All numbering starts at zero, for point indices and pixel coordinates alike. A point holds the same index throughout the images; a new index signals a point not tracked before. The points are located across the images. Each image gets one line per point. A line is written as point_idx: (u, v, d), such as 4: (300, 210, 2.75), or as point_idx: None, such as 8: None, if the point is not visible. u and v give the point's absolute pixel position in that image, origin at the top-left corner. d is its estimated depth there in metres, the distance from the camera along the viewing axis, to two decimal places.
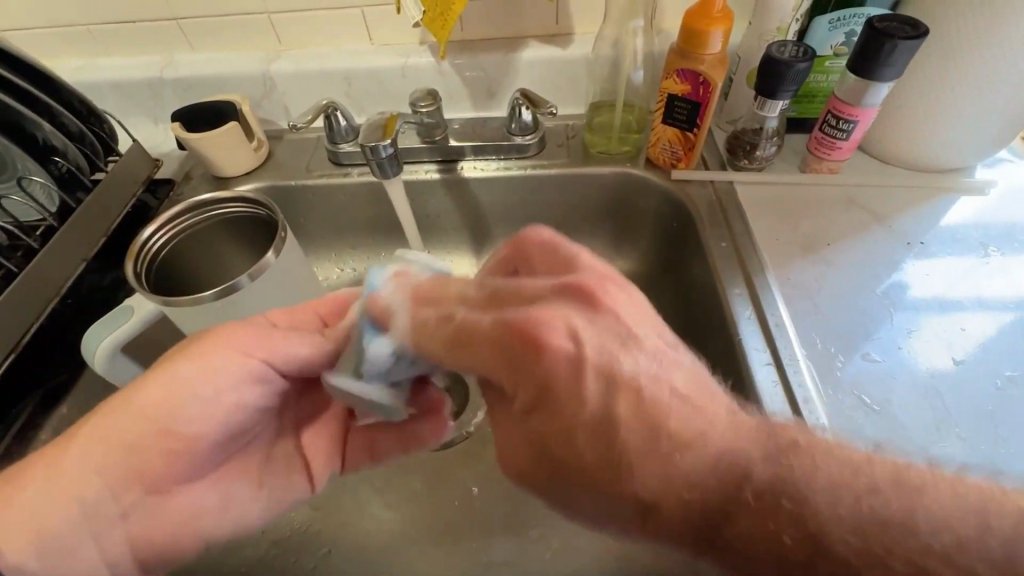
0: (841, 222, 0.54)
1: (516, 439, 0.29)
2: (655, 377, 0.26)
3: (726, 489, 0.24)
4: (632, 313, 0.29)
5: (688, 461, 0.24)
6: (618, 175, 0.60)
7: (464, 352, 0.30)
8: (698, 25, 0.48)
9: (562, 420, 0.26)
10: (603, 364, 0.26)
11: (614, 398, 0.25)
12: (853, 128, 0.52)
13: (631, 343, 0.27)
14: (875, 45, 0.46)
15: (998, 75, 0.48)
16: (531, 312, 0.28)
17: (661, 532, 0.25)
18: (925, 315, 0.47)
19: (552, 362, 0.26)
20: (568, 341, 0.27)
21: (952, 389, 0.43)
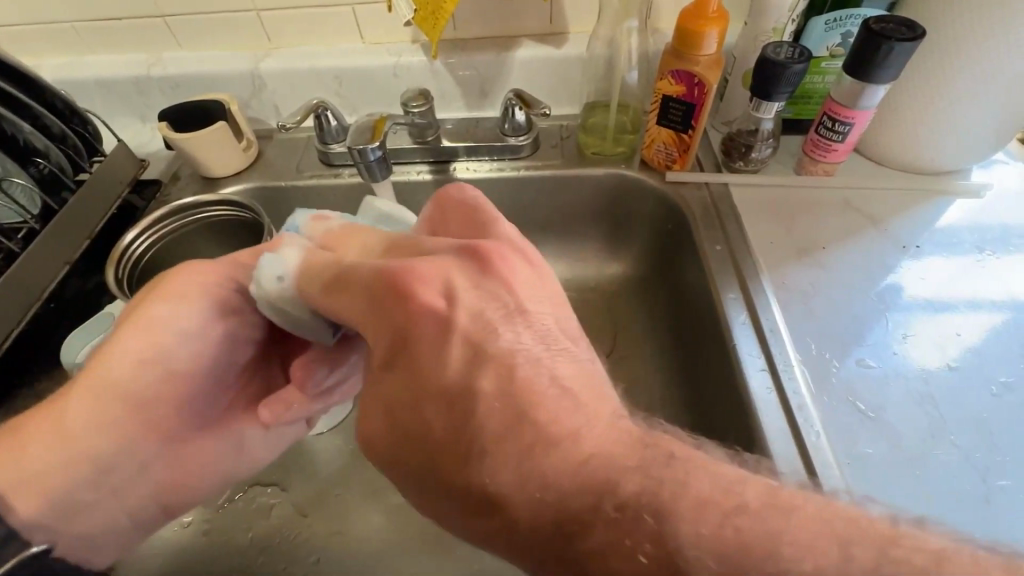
0: (836, 225, 0.54)
1: (380, 404, 0.27)
2: (537, 360, 0.24)
3: (552, 500, 0.22)
4: (531, 290, 0.27)
5: (550, 460, 0.22)
6: (610, 177, 0.60)
7: (339, 295, 0.30)
8: (693, 25, 0.47)
9: (418, 372, 0.25)
10: (475, 334, 0.25)
11: (477, 375, 0.24)
12: (848, 131, 0.52)
13: (516, 317, 0.26)
14: (872, 47, 0.45)
15: (995, 78, 0.48)
16: (407, 267, 0.27)
17: (503, 531, 0.23)
18: (922, 320, 0.47)
19: (420, 318, 0.26)
20: (442, 301, 0.26)
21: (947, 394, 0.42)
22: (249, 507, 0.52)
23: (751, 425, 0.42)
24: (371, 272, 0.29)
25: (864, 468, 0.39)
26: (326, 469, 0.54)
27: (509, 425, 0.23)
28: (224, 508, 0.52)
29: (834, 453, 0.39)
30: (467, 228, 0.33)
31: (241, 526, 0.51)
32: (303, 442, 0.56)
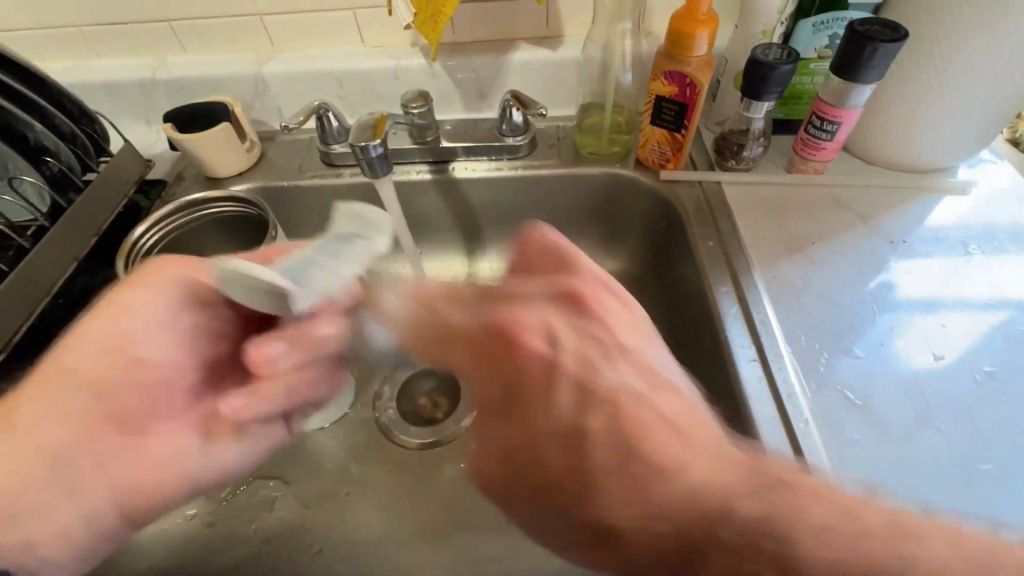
0: (826, 222, 0.55)
1: (489, 445, 0.30)
2: (636, 395, 0.29)
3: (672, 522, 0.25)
4: (631, 331, 0.33)
5: (662, 491, 0.26)
6: (606, 175, 0.61)
7: (450, 351, 0.34)
8: (683, 27, 0.49)
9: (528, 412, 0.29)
10: (578, 370, 0.30)
11: (586, 414, 0.28)
12: (836, 129, 0.53)
13: (615, 355, 0.31)
14: (857, 47, 0.47)
15: (979, 76, 0.49)
16: (511, 315, 0.32)
17: (622, 561, 0.27)
18: (911, 314, 0.48)
19: (528, 364, 0.30)
20: (545, 344, 0.31)
21: (931, 382, 0.44)
22: (252, 500, 0.53)
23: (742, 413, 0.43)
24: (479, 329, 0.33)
25: (851, 452, 0.40)
26: (328, 462, 0.55)
27: (620, 460, 0.26)
28: (227, 502, 0.53)
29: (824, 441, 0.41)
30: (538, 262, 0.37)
31: (244, 518, 0.52)
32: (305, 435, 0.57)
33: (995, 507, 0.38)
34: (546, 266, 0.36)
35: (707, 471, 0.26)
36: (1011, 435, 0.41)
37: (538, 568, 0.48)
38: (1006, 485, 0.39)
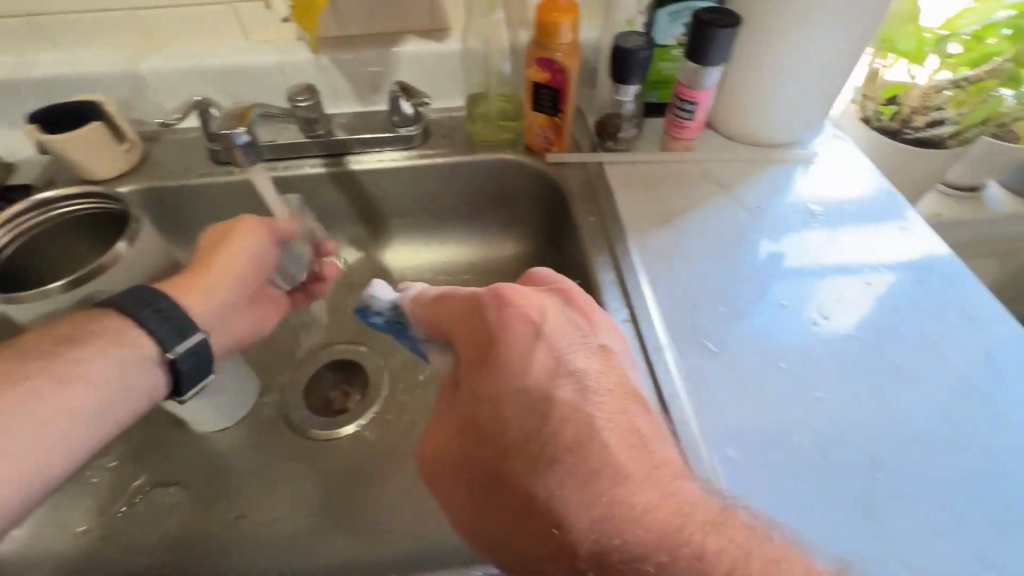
0: (696, 196, 0.60)
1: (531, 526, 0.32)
2: (572, 409, 0.32)
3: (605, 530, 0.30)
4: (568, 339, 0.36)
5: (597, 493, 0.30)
6: (497, 161, 0.63)
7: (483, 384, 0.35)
8: (548, 16, 0.51)
9: (489, 393, 0.34)
10: (547, 372, 0.34)
11: (509, 425, 0.33)
12: (695, 109, 0.58)
13: (560, 346, 0.35)
14: (701, 34, 0.52)
15: (809, 58, 0.55)
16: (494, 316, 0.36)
17: None
18: (764, 273, 0.54)
19: (499, 374, 0.35)
20: (524, 350, 0.35)
21: (780, 340, 0.49)
22: (149, 509, 0.52)
23: None
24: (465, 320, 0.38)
25: (702, 386, 0.46)
26: (232, 462, 0.55)
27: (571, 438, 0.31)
28: (123, 512, 0.51)
29: (682, 387, 0.46)
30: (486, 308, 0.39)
31: (140, 527, 0.50)
32: (208, 435, 0.56)
33: (816, 448, 0.43)
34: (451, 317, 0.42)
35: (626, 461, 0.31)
36: (839, 385, 0.46)
37: (446, 542, 0.49)
38: (828, 430, 0.44)
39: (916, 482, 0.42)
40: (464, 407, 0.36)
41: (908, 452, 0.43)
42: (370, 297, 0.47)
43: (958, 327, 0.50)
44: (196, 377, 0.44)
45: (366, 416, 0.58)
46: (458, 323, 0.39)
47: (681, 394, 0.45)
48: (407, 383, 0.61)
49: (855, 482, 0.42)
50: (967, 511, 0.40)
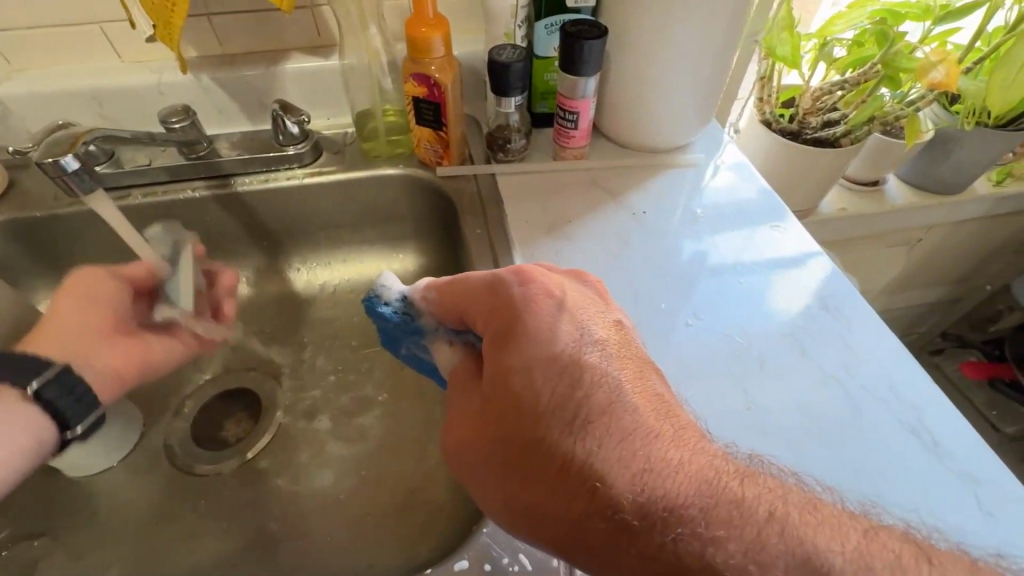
0: (584, 203, 0.61)
1: (562, 498, 0.31)
2: (597, 375, 0.34)
3: (640, 484, 0.31)
4: (591, 316, 0.37)
5: (642, 445, 0.32)
6: (388, 178, 0.63)
7: (521, 354, 0.34)
8: (418, 31, 0.51)
9: (519, 363, 0.34)
10: (569, 351, 0.34)
11: (551, 390, 0.33)
12: (577, 118, 0.59)
13: (566, 316, 0.36)
14: (570, 47, 0.53)
15: (681, 66, 0.57)
16: (524, 291, 0.37)
17: (655, 554, 0.30)
18: (646, 276, 0.55)
19: (520, 343, 0.34)
20: (550, 325, 0.35)
21: (696, 352, 0.49)
22: (10, 565, 0.48)
23: None
24: (489, 299, 0.38)
25: None
26: (110, 506, 0.52)
27: (607, 399, 0.33)
28: None
29: None
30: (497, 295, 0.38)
31: None
32: (81, 480, 0.53)
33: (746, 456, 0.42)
34: (452, 311, 0.42)
35: (647, 419, 0.33)
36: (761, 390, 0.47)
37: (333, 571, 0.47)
38: (753, 436, 0.44)
39: (844, 457, 0.43)
40: (492, 380, 0.35)
41: (833, 441, 0.44)
42: (380, 287, 0.48)
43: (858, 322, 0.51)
44: (82, 410, 0.44)
45: (258, 445, 0.56)
46: (475, 303, 0.39)
47: None
48: (303, 408, 0.59)
49: (806, 461, 0.43)
50: (892, 477, 0.42)
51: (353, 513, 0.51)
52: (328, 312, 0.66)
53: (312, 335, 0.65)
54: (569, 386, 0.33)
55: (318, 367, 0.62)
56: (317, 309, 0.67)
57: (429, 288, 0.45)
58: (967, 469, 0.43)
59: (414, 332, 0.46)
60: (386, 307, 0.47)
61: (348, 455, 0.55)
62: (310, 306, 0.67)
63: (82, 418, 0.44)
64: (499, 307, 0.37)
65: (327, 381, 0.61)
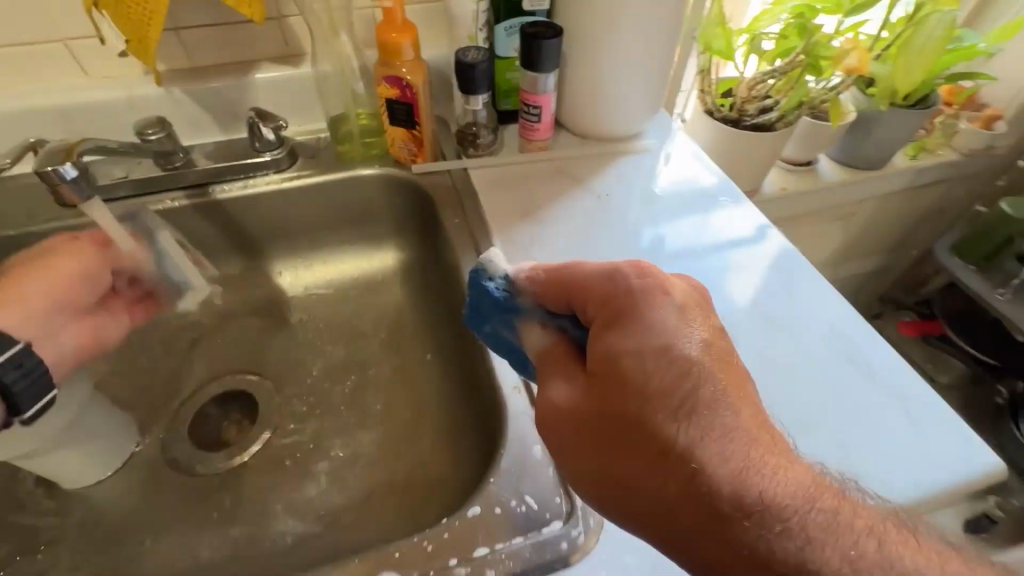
0: (552, 189, 0.66)
1: (655, 484, 0.31)
2: (711, 373, 0.33)
3: (740, 478, 0.31)
4: (707, 318, 0.36)
5: (746, 444, 0.32)
6: (366, 178, 0.66)
7: (631, 343, 0.34)
8: (388, 36, 0.55)
9: (630, 349, 0.34)
10: (682, 350, 0.34)
11: (662, 381, 0.33)
12: (540, 112, 0.64)
13: (686, 314, 0.36)
14: (530, 46, 0.58)
15: (631, 60, 0.63)
16: (643, 283, 0.36)
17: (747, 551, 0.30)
18: (618, 251, 0.60)
19: (634, 332, 0.34)
20: (666, 318, 0.35)
21: None
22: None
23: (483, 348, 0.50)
24: (600, 286, 0.37)
25: None
26: (114, 514, 0.52)
27: (714, 399, 0.32)
28: None
29: None
30: (614, 282, 0.37)
31: None
32: (80, 491, 0.53)
33: None
34: (555, 291, 0.40)
35: (749, 425, 0.33)
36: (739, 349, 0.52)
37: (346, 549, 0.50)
38: None
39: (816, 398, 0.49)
40: (599, 363, 0.35)
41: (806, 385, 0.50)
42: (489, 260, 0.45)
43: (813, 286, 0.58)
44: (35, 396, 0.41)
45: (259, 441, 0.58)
46: (586, 286, 0.38)
47: None
48: (298, 403, 0.61)
49: (782, 402, 0.49)
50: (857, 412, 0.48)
51: (361, 496, 0.54)
52: (313, 311, 0.69)
53: (300, 334, 0.67)
54: (678, 379, 0.33)
55: (309, 364, 0.64)
56: (303, 309, 0.69)
57: (534, 266, 0.43)
58: (919, 409, 0.49)
59: (509, 310, 0.44)
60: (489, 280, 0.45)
61: (349, 442, 0.58)
62: (296, 307, 0.69)
63: (34, 404, 0.42)
64: (613, 296, 0.36)
65: (320, 375, 0.63)
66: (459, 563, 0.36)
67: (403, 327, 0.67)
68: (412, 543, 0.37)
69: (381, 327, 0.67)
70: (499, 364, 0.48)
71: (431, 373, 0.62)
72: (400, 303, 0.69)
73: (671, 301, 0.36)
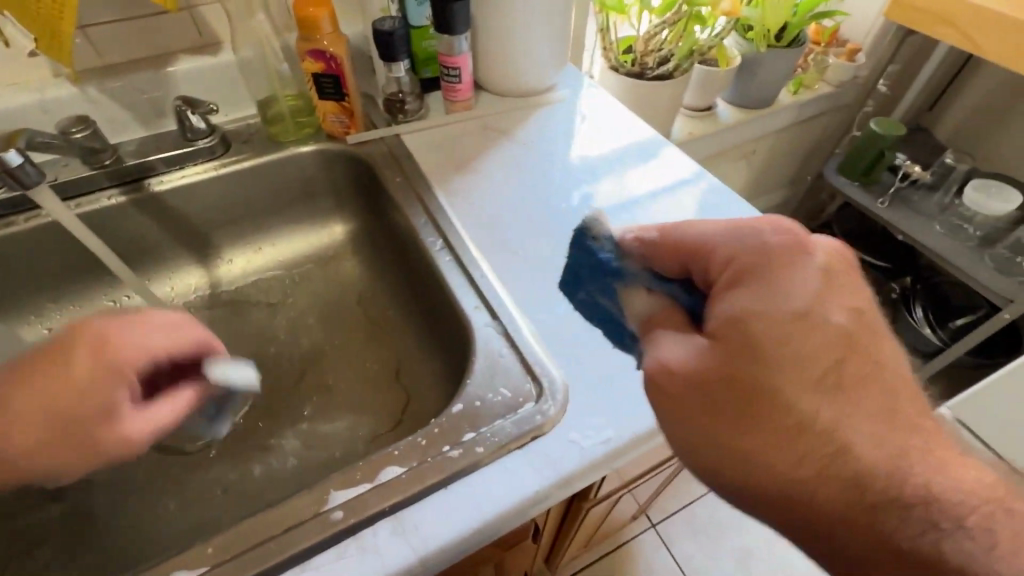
0: (481, 144, 0.71)
1: (788, 457, 0.35)
2: (859, 354, 0.37)
3: (874, 457, 0.36)
4: (846, 295, 0.38)
5: (878, 426, 0.36)
6: (302, 156, 0.68)
7: (768, 323, 0.36)
8: (306, 10, 0.58)
9: (763, 327, 0.36)
10: (837, 329, 0.37)
11: (808, 359, 0.36)
12: (459, 74, 0.69)
13: (832, 286, 0.38)
14: (442, 9, 0.63)
15: (534, 16, 0.69)
16: (789, 256, 0.38)
17: (869, 519, 0.36)
18: (545, 187, 0.66)
19: (775, 311, 0.36)
20: (814, 295, 0.37)
21: None
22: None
23: (441, 283, 0.55)
24: (736, 259, 0.38)
25: (513, 272, 0.55)
26: (106, 504, 0.53)
27: (854, 380, 0.36)
28: None
29: (499, 280, 0.54)
30: (776, 247, 0.38)
31: None
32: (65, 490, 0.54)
33: None
34: (673, 260, 0.42)
35: (900, 397, 0.38)
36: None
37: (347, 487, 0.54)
38: None
39: None
40: (731, 337, 0.36)
41: None
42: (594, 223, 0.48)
43: (739, 207, 0.63)
44: None
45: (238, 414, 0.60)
46: (715, 256, 0.40)
47: (497, 283, 0.53)
48: (273, 376, 0.64)
49: None
50: None
51: (349, 443, 0.58)
52: (272, 292, 0.71)
53: (263, 314, 0.69)
54: (815, 357, 0.36)
55: (277, 339, 0.67)
56: (261, 292, 0.71)
57: (647, 231, 0.44)
58: None
59: (611, 275, 0.45)
60: (596, 249, 0.46)
61: (330, 400, 0.61)
62: (253, 291, 0.71)
63: None
64: (748, 271, 0.38)
65: (290, 348, 0.66)
66: (452, 448, 0.41)
67: (364, 292, 0.71)
68: (410, 442, 0.41)
69: (341, 295, 0.71)
70: (458, 291, 0.53)
71: (397, 328, 0.66)
72: (356, 272, 0.72)
73: (816, 273, 0.38)
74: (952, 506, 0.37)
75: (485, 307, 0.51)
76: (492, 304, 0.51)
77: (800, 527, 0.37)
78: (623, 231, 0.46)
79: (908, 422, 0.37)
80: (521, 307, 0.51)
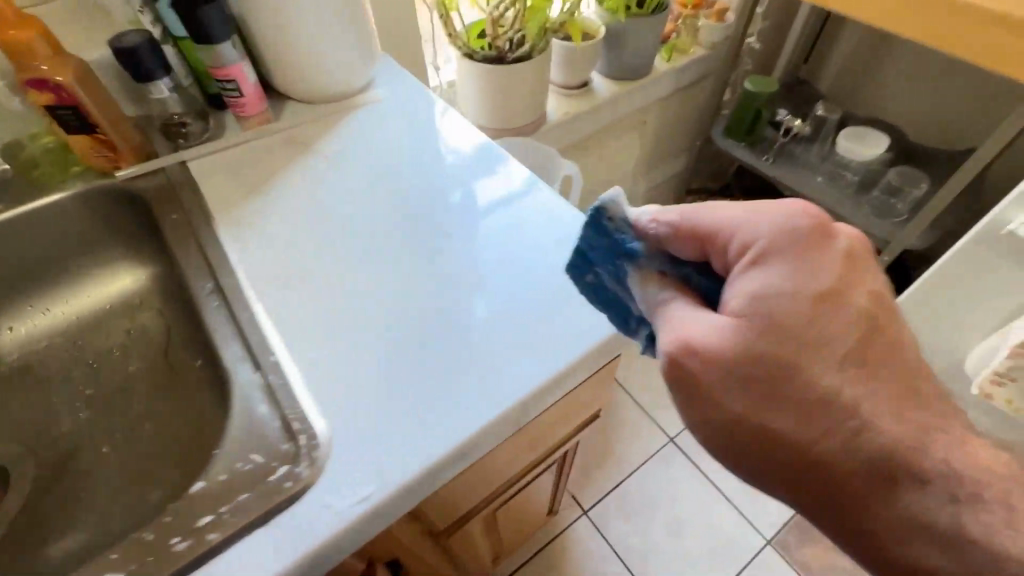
0: (279, 162, 0.64)
1: (816, 427, 0.38)
2: (884, 323, 0.40)
3: (886, 447, 0.37)
4: (867, 275, 0.41)
5: (888, 408, 0.39)
6: (61, 203, 0.59)
7: (806, 304, 0.38)
8: (5, 35, 0.51)
9: (806, 306, 0.38)
10: (860, 306, 0.40)
11: (833, 337, 0.38)
12: (237, 84, 0.62)
13: (849, 261, 0.41)
14: (190, 15, 0.55)
15: (315, 15, 0.62)
16: (822, 223, 0.40)
17: (892, 498, 0.38)
18: (348, 204, 0.59)
19: (820, 284, 0.39)
20: (838, 268, 0.40)
21: (405, 248, 0.54)
22: None
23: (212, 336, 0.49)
24: (769, 237, 0.40)
25: (291, 312, 0.49)
26: None
27: (867, 354, 0.39)
28: None
29: (277, 325, 0.48)
30: (799, 235, 0.40)
31: None
32: None
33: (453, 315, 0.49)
34: (691, 241, 0.43)
35: (903, 377, 0.40)
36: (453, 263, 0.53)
37: None
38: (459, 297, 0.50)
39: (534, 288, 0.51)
40: (761, 323, 0.38)
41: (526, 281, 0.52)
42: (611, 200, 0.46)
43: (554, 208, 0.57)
44: None
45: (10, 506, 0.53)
46: (731, 236, 0.41)
47: (273, 330, 0.47)
48: (58, 454, 0.56)
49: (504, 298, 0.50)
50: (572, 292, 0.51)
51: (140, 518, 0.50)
52: (61, 355, 0.62)
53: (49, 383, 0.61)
54: (840, 327, 0.39)
55: (64, 409, 0.59)
56: (47, 357, 0.62)
57: (667, 213, 0.44)
58: None
59: (623, 254, 0.45)
60: (607, 229, 0.46)
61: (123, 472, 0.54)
62: (37, 358, 0.62)
63: None
64: (794, 241, 0.40)
65: (80, 418, 0.58)
66: (181, 539, 0.37)
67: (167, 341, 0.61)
68: (138, 538, 0.38)
69: (140, 349, 0.62)
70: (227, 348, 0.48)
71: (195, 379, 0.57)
72: (157, 318, 0.63)
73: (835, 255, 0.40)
74: (949, 476, 0.38)
75: (252, 362, 0.46)
76: (259, 358, 0.46)
77: (805, 506, 0.40)
78: (643, 210, 0.46)
79: (905, 396, 0.40)
80: (294, 355, 0.46)
